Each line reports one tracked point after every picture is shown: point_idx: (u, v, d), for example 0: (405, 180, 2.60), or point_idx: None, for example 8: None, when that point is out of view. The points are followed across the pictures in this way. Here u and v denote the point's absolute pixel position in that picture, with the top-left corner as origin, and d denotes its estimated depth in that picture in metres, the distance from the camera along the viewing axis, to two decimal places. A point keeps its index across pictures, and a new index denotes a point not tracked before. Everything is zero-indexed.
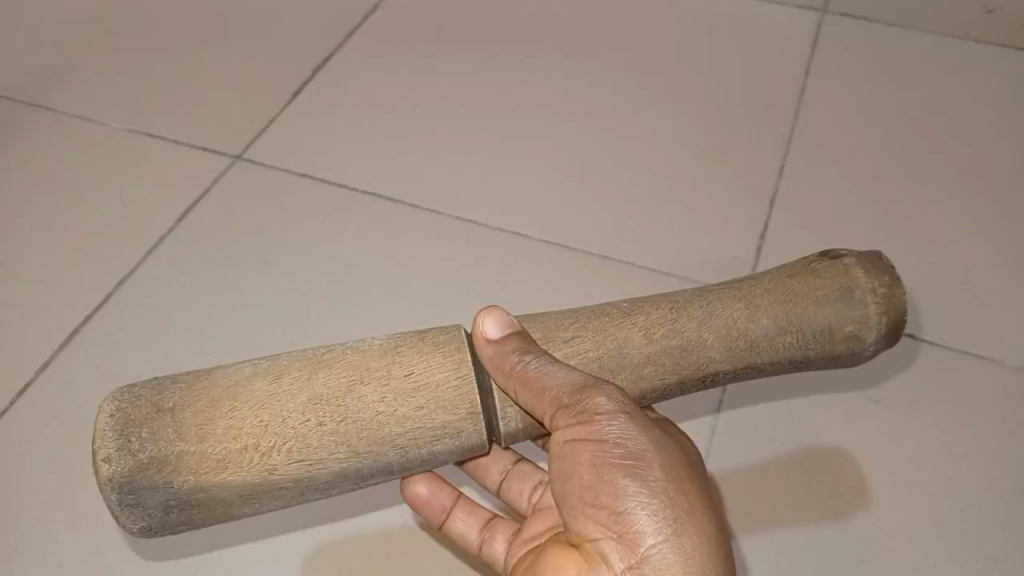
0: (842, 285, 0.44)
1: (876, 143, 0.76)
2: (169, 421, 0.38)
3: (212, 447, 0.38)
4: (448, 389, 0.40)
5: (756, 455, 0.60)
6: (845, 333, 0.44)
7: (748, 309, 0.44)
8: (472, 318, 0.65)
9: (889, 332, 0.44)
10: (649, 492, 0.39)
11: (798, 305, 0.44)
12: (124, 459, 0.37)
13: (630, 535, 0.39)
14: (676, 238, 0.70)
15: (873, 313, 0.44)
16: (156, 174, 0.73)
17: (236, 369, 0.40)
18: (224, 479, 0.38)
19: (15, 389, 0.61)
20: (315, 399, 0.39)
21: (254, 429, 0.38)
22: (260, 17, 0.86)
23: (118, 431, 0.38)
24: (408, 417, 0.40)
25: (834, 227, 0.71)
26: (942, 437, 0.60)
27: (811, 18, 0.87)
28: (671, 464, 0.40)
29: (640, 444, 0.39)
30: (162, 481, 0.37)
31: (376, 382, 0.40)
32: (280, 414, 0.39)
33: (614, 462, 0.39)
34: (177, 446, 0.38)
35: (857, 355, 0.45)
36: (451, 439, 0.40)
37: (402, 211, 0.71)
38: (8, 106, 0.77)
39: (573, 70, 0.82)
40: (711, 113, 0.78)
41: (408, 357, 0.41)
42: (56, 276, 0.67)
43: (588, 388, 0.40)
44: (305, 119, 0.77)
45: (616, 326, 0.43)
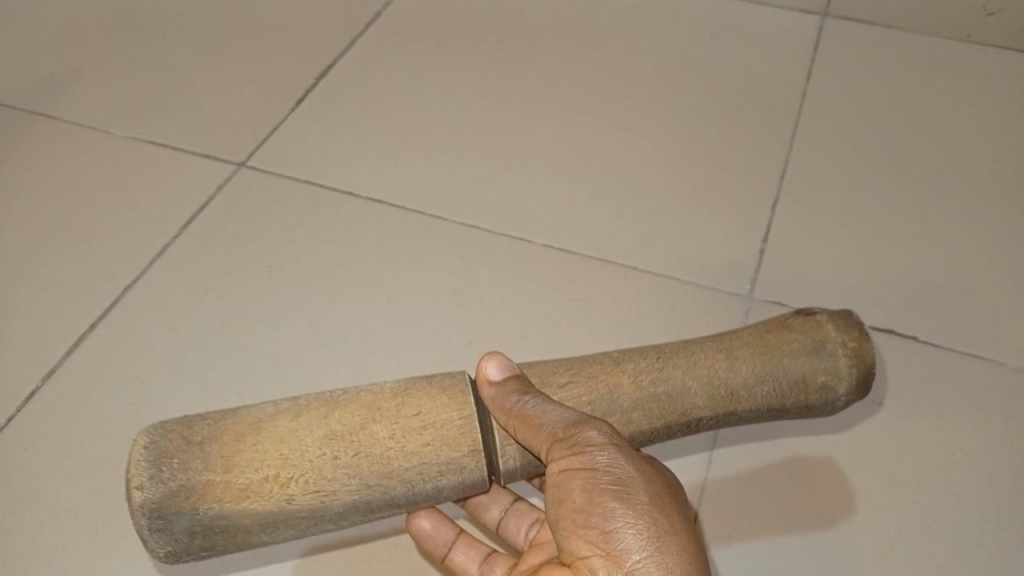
0: (814, 338, 0.50)
1: (878, 160, 0.83)
2: (197, 453, 0.44)
3: (235, 476, 0.43)
4: (450, 429, 0.46)
5: (750, 461, 0.65)
6: (818, 382, 0.50)
7: (728, 359, 0.50)
8: (476, 325, 0.70)
9: (858, 383, 0.50)
10: (636, 515, 0.45)
11: (774, 356, 0.50)
12: (157, 487, 0.43)
13: (617, 552, 0.44)
14: (677, 243, 0.76)
15: (843, 364, 0.50)
16: (175, 200, 0.78)
17: (258, 410, 0.46)
18: (245, 507, 0.43)
19: (23, 394, 0.66)
20: (331, 436, 0.45)
21: (275, 461, 0.44)
22: (268, 27, 0.94)
23: (151, 461, 0.43)
24: (415, 452, 0.45)
25: (838, 239, 0.77)
26: (915, 445, 0.66)
27: (808, 35, 0.95)
28: (652, 491, 0.45)
29: (627, 472, 0.45)
30: (188, 507, 0.43)
31: (386, 420, 0.45)
32: (300, 448, 0.44)
33: (605, 487, 0.45)
34: (204, 476, 0.43)
35: (830, 404, 0.51)
36: (454, 475, 0.46)
37: (410, 217, 0.77)
38: (15, 114, 0.85)
39: (571, 84, 0.89)
40: (697, 128, 0.86)
41: (415, 399, 0.46)
42: (60, 284, 0.72)
43: (579, 425, 0.46)
44: (312, 125, 0.85)
45: (607, 373, 0.49)
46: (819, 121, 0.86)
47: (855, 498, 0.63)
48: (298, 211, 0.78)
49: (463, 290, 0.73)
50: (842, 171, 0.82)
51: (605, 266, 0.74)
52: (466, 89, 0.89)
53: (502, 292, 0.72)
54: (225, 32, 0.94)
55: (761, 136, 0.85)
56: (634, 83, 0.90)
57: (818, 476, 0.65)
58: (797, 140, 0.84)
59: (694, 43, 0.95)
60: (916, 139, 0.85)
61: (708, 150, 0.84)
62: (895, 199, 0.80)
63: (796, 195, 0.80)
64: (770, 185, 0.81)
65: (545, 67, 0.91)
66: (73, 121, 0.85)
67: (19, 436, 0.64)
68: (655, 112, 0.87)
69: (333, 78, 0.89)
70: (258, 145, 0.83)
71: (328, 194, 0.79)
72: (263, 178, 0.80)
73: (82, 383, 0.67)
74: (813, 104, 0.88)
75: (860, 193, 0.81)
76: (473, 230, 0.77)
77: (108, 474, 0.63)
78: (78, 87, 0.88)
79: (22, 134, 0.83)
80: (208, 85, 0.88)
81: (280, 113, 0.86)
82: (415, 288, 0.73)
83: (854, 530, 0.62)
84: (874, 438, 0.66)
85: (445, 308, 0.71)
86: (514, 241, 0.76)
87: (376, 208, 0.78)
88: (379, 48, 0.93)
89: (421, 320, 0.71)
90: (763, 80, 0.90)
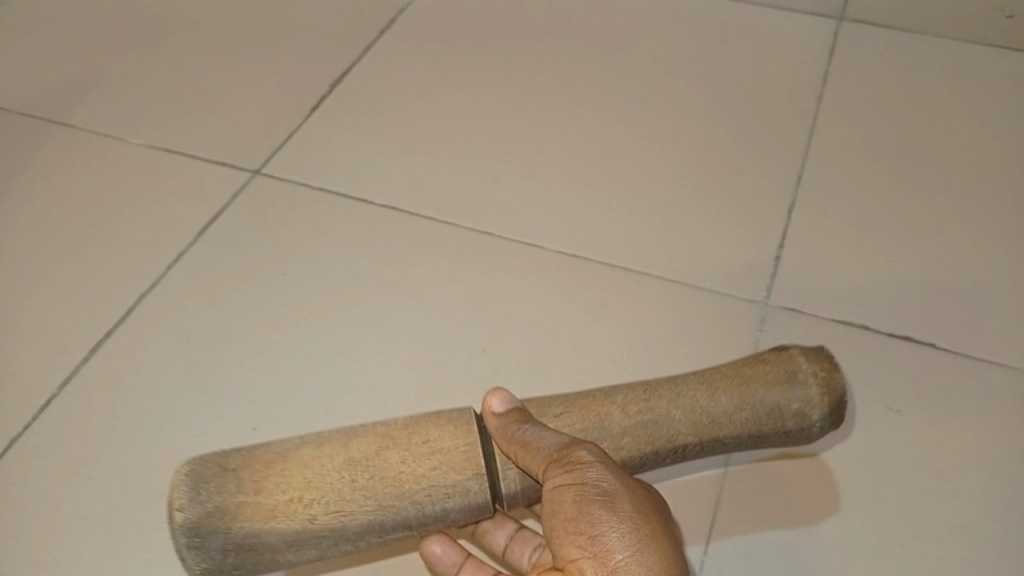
0: (787, 369, 0.53)
1: (893, 166, 0.83)
2: (232, 478, 0.47)
3: (265, 498, 0.46)
4: (456, 453, 0.49)
5: (768, 468, 0.63)
6: (791, 410, 0.52)
7: (708, 390, 0.52)
8: (489, 330, 0.70)
9: (831, 409, 0.52)
10: (621, 520, 0.46)
11: (750, 387, 0.52)
12: (195, 508, 0.46)
13: (603, 554, 0.45)
14: (692, 248, 0.76)
15: (815, 391, 0.52)
16: (189, 207, 0.78)
17: (285, 442, 0.49)
18: (273, 526, 0.46)
19: (41, 403, 0.66)
20: (349, 461, 0.48)
21: (300, 484, 0.47)
22: (284, 35, 0.94)
23: (191, 485, 0.46)
24: (424, 475, 0.48)
25: (853, 246, 0.76)
26: (936, 446, 0.64)
27: (823, 41, 0.95)
28: (639, 501, 0.47)
29: (615, 485, 0.47)
30: (222, 526, 0.46)
31: (399, 448, 0.48)
32: (322, 472, 0.47)
33: (593, 497, 0.46)
34: (238, 497, 0.46)
35: (806, 431, 0.53)
36: (460, 498, 0.48)
37: (424, 223, 0.77)
38: (33, 122, 0.85)
39: (585, 90, 0.89)
40: (711, 132, 0.85)
41: (424, 428, 0.49)
42: (77, 292, 0.72)
43: (572, 447, 0.48)
44: (326, 133, 0.85)
45: (599, 405, 0.52)
46: (834, 126, 0.86)
47: (874, 506, 0.61)
48: (312, 217, 0.78)
49: (474, 296, 0.72)
50: (857, 177, 0.82)
51: (619, 272, 0.74)
52: (479, 95, 0.89)
53: (516, 298, 0.72)
54: (240, 40, 0.94)
55: (776, 141, 0.84)
56: (648, 88, 0.90)
57: (838, 485, 0.63)
58: (812, 145, 0.84)
59: (708, 47, 0.94)
60: (931, 143, 0.85)
61: (723, 154, 0.83)
62: (910, 204, 0.80)
63: (811, 200, 0.80)
64: (785, 190, 0.80)
65: (560, 72, 0.91)
66: (90, 130, 0.85)
67: (36, 444, 0.64)
68: (669, 116, 0.87)
69: (347, 84, 0.89)
70: (272, 153, 0.83)
71: (341, 200, 0.79)
72: (278, 186, 0.80)
73: (96, 390, 0.67)
74: (828, 108, 0.88)
75: (875, 197, 0.80)
76: (486, 236, 0.76)
77: (122, 478, 0.62)
78: (93, 94, 0.88)
79: (39, 142, 0.83)
80: (224, 93, 0.88)
81: (295, 120, 0.86)
82: (428, 296, 0.72)
83: (877, 533, 0.60)
84: (894, 440, 0.65)
85: (458, 315, 0.71)
86: (526, 246, 0.76)
87: (390, 215, 0.78)
88: (394, 54, 0.93)
89: (434, 326, 0.70)
90: (778, 85, 0.90)
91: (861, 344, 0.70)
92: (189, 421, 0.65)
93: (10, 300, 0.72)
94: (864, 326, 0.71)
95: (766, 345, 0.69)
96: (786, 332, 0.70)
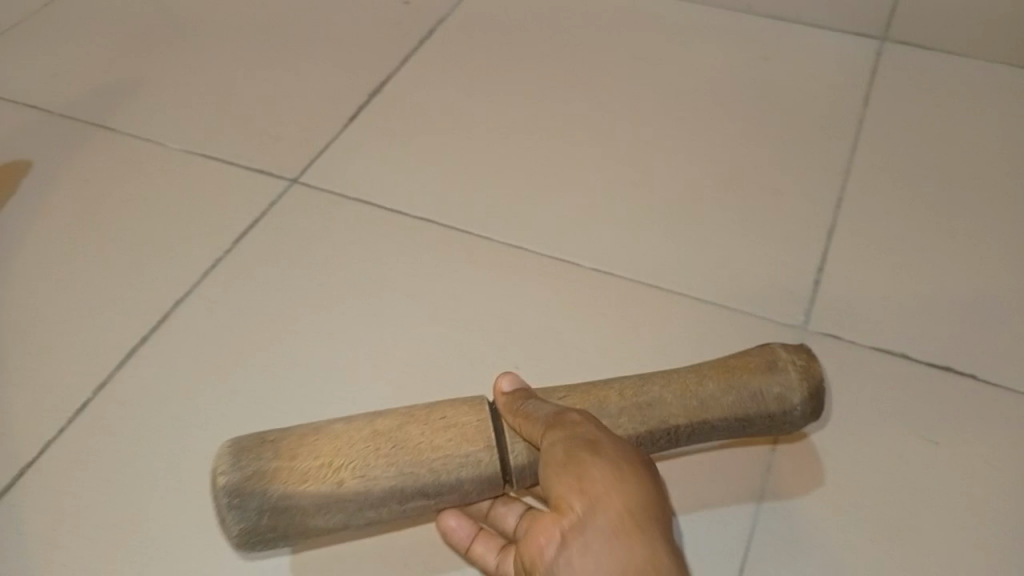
0: (769, 358, 0.55)
1: (935, 192, 0.81)
2: (269, 448, 0.50)
3: (298, 464, 0.50)
4: (469, 428, 0.52)
5: (806, 497, 0.61)
6: (773, 394, 0.54)
7: (696, 377, 0.55)
8: (522, 347, 0.69)
9: (811, 395, 0.54)
10: (605, 454, 0.47)
11: (735, 373, 0.55)
12: (236, 472, 0.49)
13: (585, 478, 0.46)
14: (729, 269, 0.74)
15: (794, 377, 0.54)
16: (226, 214, 0.78)
17: (317, 423, 0.53)
18: (305, 488, 0.49)
19: (75, 406, 0.66)
20: (374, 434, 0.51)
21: (329, 452, 0.50)
22: (326, 47, 0.95)
23: (233, 453, 0.50)
24: (441, 446, 0.51)
25: (892, 271, 0.75)
26: (985, 472, 0.62)
27: (865, 64, 0.94)
28: (626, 449, 0.48)
29: (601, 435, 0.48)
30: (260, 488, 0.49)
31: (419, 423, 0.52)
32: (349, 442, 0.51)
33: (581, 439, 0.48)
34: (274, 463, 0.50)
35: (790, 417, 0.54)
36: (475, 467, 0.51)
37: (459, 237, 0.77)
38: (75, 126, 0.85)
39: (624, 109, 0.89)
40: (751, 153, 0.84)
41: (442, 408, 0.53)
42: (113, 296, 0.72)
43: (568, 413, 0.50)
44: (363, 144, 0.84)
45: (596, 390, 0.54)
46: (876, 150, 0.85)
47: (911, 540, 0.59)
48: (348, 228, 0.77)
49: (508, 311, 0.71)
50: (897, 202, 0.80)
51: (657, 292, 0.73)
52: (518, 109, 0.88)
53: (551, 315, 0.71)
54: (281, 50, 0.94)
55: (816, 165, 0.83)
56: (687, 106, 0.89)
57: (874, 515, 0.60)
58: (853, 169, 0.83)
59: (749, 67, 0.94)
60: (974, 168, 0.83)
61: (762, 176, 0.82)
62: (953, 228, 0.78)
63: (851, 224, 0.78)
64: (824, 214, 0.79)
65: (600, 90, 0.91)
66: (130, 134, 0.85)
67: (67, 448, 0.63)
68: (709, 135, 0.86)
69: (385, 96, 0.89)
70: (309, 163, 0.83)
71: (376, 211, 0.79)
72: (314, 196, 0.80)
73: (129, 394, 0.66)
74: (869, 132, 0.86)
75: (917, 222, 0.79)
76: (521, 251, 0.76)
77: (152, 485, 0.61)
78: (134, 100, 0.88)
79: (80, 145, 0.84)
80: (264, 102, 0.88)
81: (333, 129, 0.86)
82: (461, 311, 0.71)
83: (924, 562, 0.58)
84: (942, 467, 0.62)
85: (491, 330, 0.70)
86: (561, 262, 0.75)
87: (425, 227, 0.77)
88: (433, 67, 0.93)
89: (466, 341, 0.69)
90: (819, 108, 0.89)
91: (900, 372, 0.67)
92: (222, 428, 0.64)
93: (46, 303, 0.72)
94: (905, 355, 0.69)
95: None
96: (824, 358, 0.68)
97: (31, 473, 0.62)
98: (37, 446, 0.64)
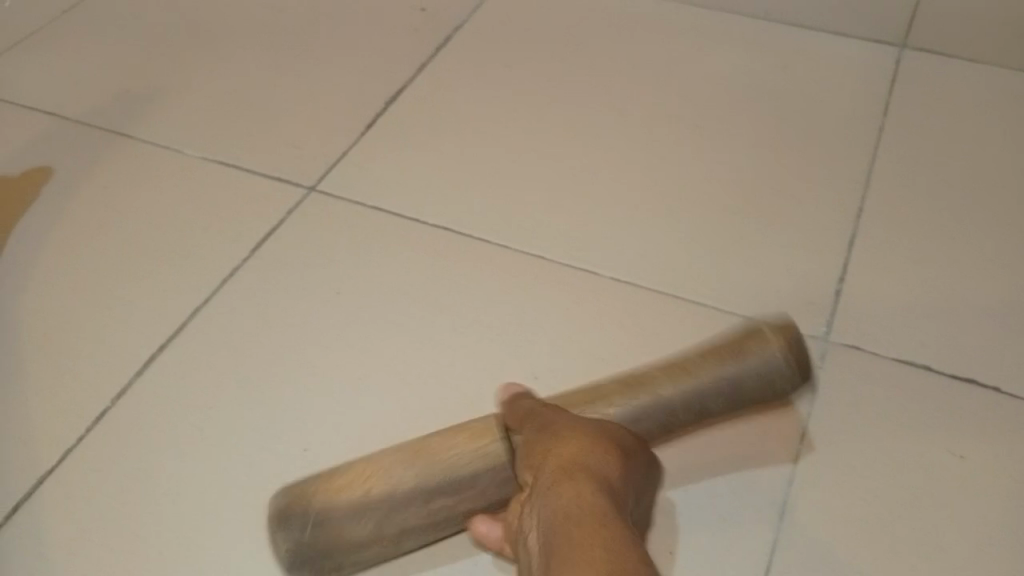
0: (738, 333, 0.60)
1: (956, 201, 0.80)
2: (309, 478, 0.55)
3: (328, 480, 0.54)
4: (476, 426, 0.55)
5: (828, 511, 0.60)
6: (749, 355, 0.58)
7: (678, 359, 0.59)
8: (540, 356, 0.68)
9: (786, 348, 0.59)
10: (565, 431, 0.47)
11: (712, 348, 0.59)
12: (282, 501, 0.54)
13: (543, 453, 0.46)
14: (749, 279, 0.74)
15: (765, 337, 0.59)
16: (245, 223, 0.78)
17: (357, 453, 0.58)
18: (334, 498, 0.53)
19: (92, 415, 0.65)
20: (395, 448, 0.55)
21: (356, 467, 0.54)
22: (343, 56, 0.94)
23: (281, 490, 0.56)
24: (451, 445, 0.54)
25: (913, 281, 0.74)
26: (1012, 487, 0.60)
27: (884, 71, 0.93)
28: (585, 425, 0.48)
29: (571, 421, 0.49)
30: (299, 508, 0.53)
31: (436, 435, 0.56)
32: (372, 458, 0.55)
33: (548, 426, 0.49)
34: (309, 484, 0.54)
35: (772, 372, 0.58)
36: (484, 455, 0.53)
37: (477, 247, 0.76)
38: (93, 133, 0.85)
39: (642, 117, 0.88)
40: (770, 162, 0.84)
41: (460, 422, 0.57)
42: (131, 305, 0.72)
43: (552, 408, 0.52)
44: (380, 152, 0.84)
45: (591, 387, 0.59)
46: (896, 159, 0.84)
47: (936, 554, 0.58)
48: (365, 237, 0.77)
49: (526, 322, 0.71)
50: (917, 212, 0.80)
51: (677, 303, 0.72)
52: (536, 118, 0.88)
53: (569, 325, 0.70)
54: (298, 58, 0.94)
55: (836, 174, 0.83)
56: (706, 115, 0.89)
57: (896, 530, 0.59)
58: (873, 179, 0.82)
59: (768, 75, 0.93)
60: (995, 177, 0.82)
61: (782, 185, 0.82)
62: (975, 239, 0.77)
63: (871, 234, 0.78)
64: (845, 224, 0.78)
65: (618, 99, 0.90)
66: (147, 142, 0.85)
67: (84, 457, 0.63)
68: (728, 144, 0.86)
69: (402, 104, 0.89)
70: (326, 171, 0.82)
71: (394, 220, 0.78)
72: (331, 204, 0.79)
73: (149, 403, 0.66)
74: (889, 141, 0.86)
75: (939, 232, 0.78)
76: (540, 261, 0.75)
77: (172, 495, 0.61)
78: (153, 107, 0.88)
79: (98, 153, 0.84)
80: (281, 110, 0.88)
81: (350, 137, 0.85)
82: (479, 321, 0.71)
83: None
84: (968, 482, 0.61)
85: (510, 339, 0.69)
86: (580, 272, 0.74)
87: (441, 236, 0.77)
88: (450, 75, 0.92)
89: (484, 351, 0.69)
90: (838, 116, 0.88)
91: (923, 384, 0.66)
92: (242, 438, 0.64)
93: (66, 312, 0.72)
94: (927, 367, 0.68)
95: (825, 384, 0.66)
96: (847, 370, 0.67)
97: (51, 481, 0.62)
98: (57, 454, 0.63)
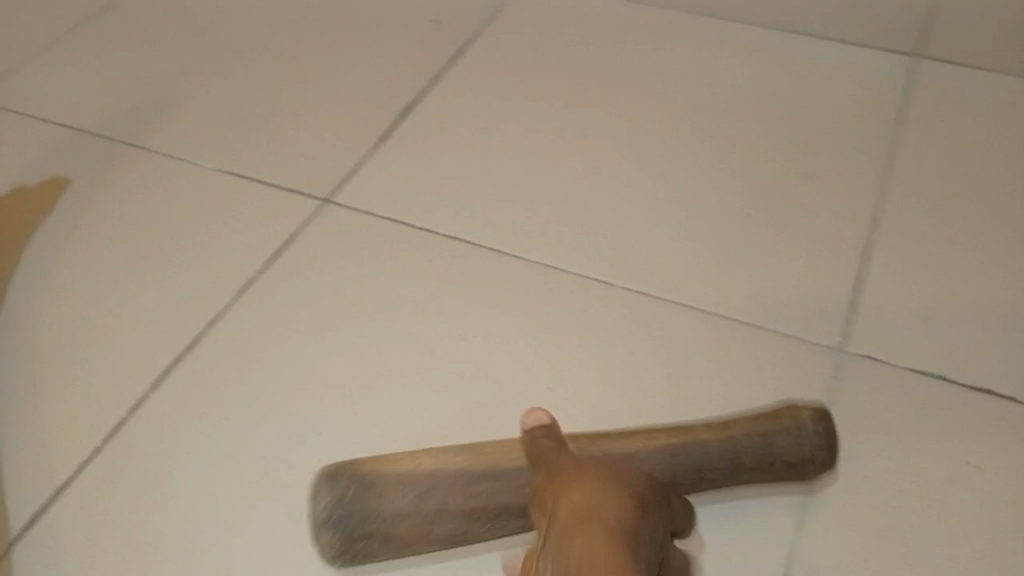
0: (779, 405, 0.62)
1: (971, 210, 0.80)
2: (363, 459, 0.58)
3: (383, 458, 0.57)
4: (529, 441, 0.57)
5: (844, 524, 0.59)
6: (784, 411, 0.59)
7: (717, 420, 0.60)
8: (555, 367, 0.68)
9: (819, 421, 0.59)
10: (579, 479, 0.47)
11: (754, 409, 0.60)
12: (333, 468, 0.56)
13: (556, 501, 0.46)
14: (764, 290, 0.74)
15: (803, 406, 0.60)
16: (260, 234, 0.78)
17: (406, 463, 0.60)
18: (386, 468, 0.55)
19: (108, 427, 0.65)
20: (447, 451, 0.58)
21: (411, 454, 0.57)
22: (356, 66, 0.95)
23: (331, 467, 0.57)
24: (502, 449, 0.56)
25: (928, 291, 0.74)
26: None
27: (897, 80, 0.93)
28: (606, 477, 0.47)
29: (586, 470, 0.48)
30: (351, 471, 0.55)
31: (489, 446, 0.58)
32: (429, 452, 0.57)
33: (563, 476, 0.48)
34: (364, 460, 0.56)
35: (800, 432, 0.58)
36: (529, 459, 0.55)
37: (490, 257, 0.76)
38: (108, 144, 0.86)
39: (655, 127, 0.88)
40: (784, 172, 0.84)
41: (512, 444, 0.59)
42: (146, 315, 0.72)
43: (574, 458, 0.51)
44: (393, 162, 0.84)
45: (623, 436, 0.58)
46: (909, 168, 0.84)
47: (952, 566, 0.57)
48: (379, 247, 0.77)
49: (541, 332, 0.70)
50: (932, 221, 0.79)
51: (692, 314, 0.72)
52: (549, 128, 0.88)
53: (584, 336, 0.70)
54: (311, 68, 0.94)
55: (849, 183, 0.82)
56: (718, 124, 0.89)
57: (913, 543, 0.58)
58: (887, 188, 0.82)
59: (781, 85, 0.93)
60: (1009, 185, 0.82)
61: (795, 195, 0.82)
62: (991, 248, 0.77)
63: (886, 244, 0.77)
64: (860, 235, 0.78)
65: (631, 108, 0.90)
66: (162, 152, 0.85)
67: (99, 468, 0.63)
68: (742, 154, 0.85)
69: (415, 114, 0.89)
70: (339, 181, 0.82)
71: (408, 230, 0.78)
72: (344, 214, 0.80)
73: (165, 415, 0.66)
74: (903, 150, 0.86)
75: (954, 242, 0.77)
76: (554, 271, 0.75)
77: (188, 507, 0.61)
78: (168, 119, 0.89)
79: (113, 164, 0.84)
80: (295, 120, 0.88)
81: (363, 147, 0.86)
82: (494, 332, 0.71)
83: None
84: (988, 494, 0.60)
85: (524, 350, 0.69)
86: (594, 282, 0.74)
87: (455, 246, 0.77)
88: (462, 86, 0.93)
89: (499, 362, 0.69)
90: (852, 126, 0.88)
91: (939, 395, 0.66)
92: (260, 450, 0.64)
93: (82, 323, 0.72)
94: (944, 377, 0.67)
95: (841, 394, 0.66)
96: (861, 380, 0.67)
97: (68, 493, 0.62)
98: (74, 465, 0.63)
